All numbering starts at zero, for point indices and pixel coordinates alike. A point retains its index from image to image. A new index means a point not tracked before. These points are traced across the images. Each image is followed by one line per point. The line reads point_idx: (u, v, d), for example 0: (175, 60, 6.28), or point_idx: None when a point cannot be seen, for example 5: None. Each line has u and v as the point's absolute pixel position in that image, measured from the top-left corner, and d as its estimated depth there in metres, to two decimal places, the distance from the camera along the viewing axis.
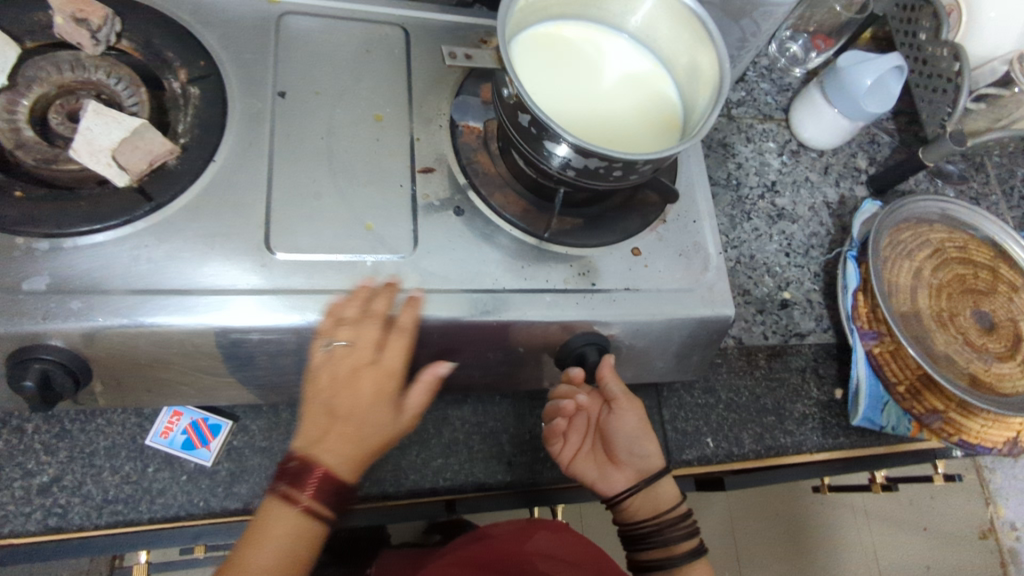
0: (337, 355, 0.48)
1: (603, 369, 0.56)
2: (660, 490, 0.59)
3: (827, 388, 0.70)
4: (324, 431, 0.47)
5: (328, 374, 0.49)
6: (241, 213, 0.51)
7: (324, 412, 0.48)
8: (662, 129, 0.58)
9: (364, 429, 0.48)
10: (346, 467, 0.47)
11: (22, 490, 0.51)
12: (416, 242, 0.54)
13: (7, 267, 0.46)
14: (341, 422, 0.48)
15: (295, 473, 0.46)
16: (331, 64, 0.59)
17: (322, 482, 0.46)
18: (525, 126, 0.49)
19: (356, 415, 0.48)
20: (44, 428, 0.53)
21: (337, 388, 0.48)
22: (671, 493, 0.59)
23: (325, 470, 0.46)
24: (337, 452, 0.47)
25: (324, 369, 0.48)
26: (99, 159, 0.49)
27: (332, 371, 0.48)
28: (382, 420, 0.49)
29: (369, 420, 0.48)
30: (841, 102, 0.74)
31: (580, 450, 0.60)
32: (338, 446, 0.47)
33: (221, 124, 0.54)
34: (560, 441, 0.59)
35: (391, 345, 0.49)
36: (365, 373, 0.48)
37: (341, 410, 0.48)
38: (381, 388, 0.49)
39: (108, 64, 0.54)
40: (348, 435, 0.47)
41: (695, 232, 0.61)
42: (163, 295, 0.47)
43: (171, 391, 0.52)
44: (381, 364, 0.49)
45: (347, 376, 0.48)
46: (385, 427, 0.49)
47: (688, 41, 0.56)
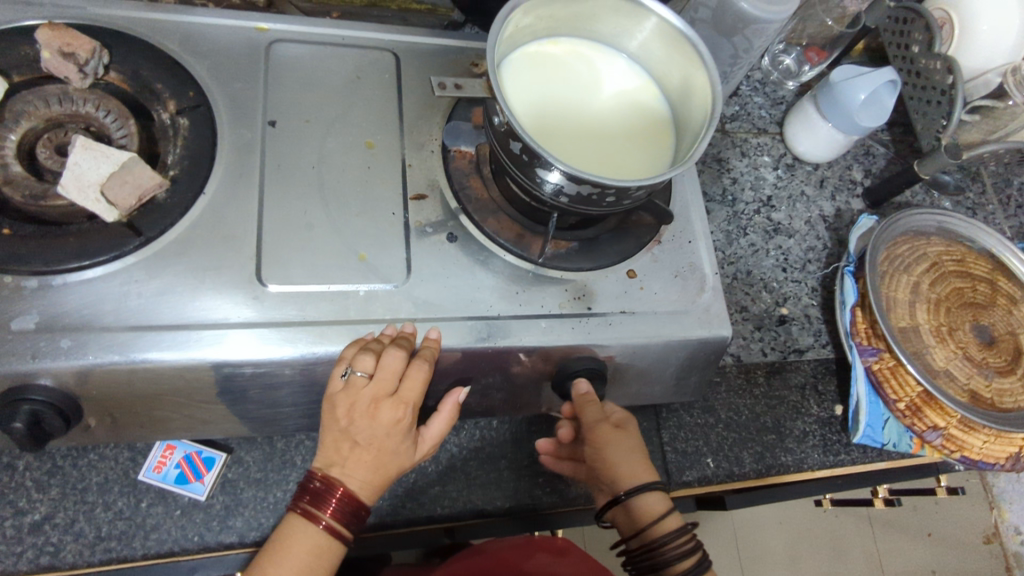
0: (355, 384, 0.47)
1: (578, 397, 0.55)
2: (641, 507, 0.53)
3: (827, 404, 0.70)
4: (344, 457, 0.47)
5: (346, 403, 0.47)
6: (232, 245, 0.51)
7: (342, 439, 0.47)
8: (654, 149, 0.57)
9: (384, 458, 0.48)
10: (366, 492, 0.48)
11: (13, 530, 0.51)
12: (409, 270, 0.53)
13: None
14: (361, 449, 0.47)
15: (317, 492, 0.47)
16: (321, 91, 0.58)
17: (346, 505, 0.47)
18: (516, 153, 0.48)
19: (375, 443, 0.47)
20: (36, 465, 0.53)
21: (355, 417, 0.47)
22: (655, 508, 0.53)
23: (347, 493, 0.47)
24: (359, 478, 0.47)
25: (342, 398, 0.47)
26: (87, 193, 0.48)
27: (350, 401, 0.47)
28: (403, 449, 0.49)
29: (389, 449, 0.48)
30: (835, 116, 0.73)
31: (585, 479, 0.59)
32: (360, 473, 0.47)
33: (211, 155, 0.53)
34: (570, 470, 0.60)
35: (412, 377, 0.48)
36: (384, 403, 0.47)
37: (361, 438, 0.47)
38: (399, 418, 0.48)
39: (97, 96, 0.53)
40: (370, 462, 0.47)
41: (690, 252, 0.61)
42: (154, 331, 0.47)
43: (163, 426, 0.52)
44: (401, 395, 0.48)
45: (367, 405, 0.47)
46: (404, 456, 0.49)
47: (680, 61, 0.55)
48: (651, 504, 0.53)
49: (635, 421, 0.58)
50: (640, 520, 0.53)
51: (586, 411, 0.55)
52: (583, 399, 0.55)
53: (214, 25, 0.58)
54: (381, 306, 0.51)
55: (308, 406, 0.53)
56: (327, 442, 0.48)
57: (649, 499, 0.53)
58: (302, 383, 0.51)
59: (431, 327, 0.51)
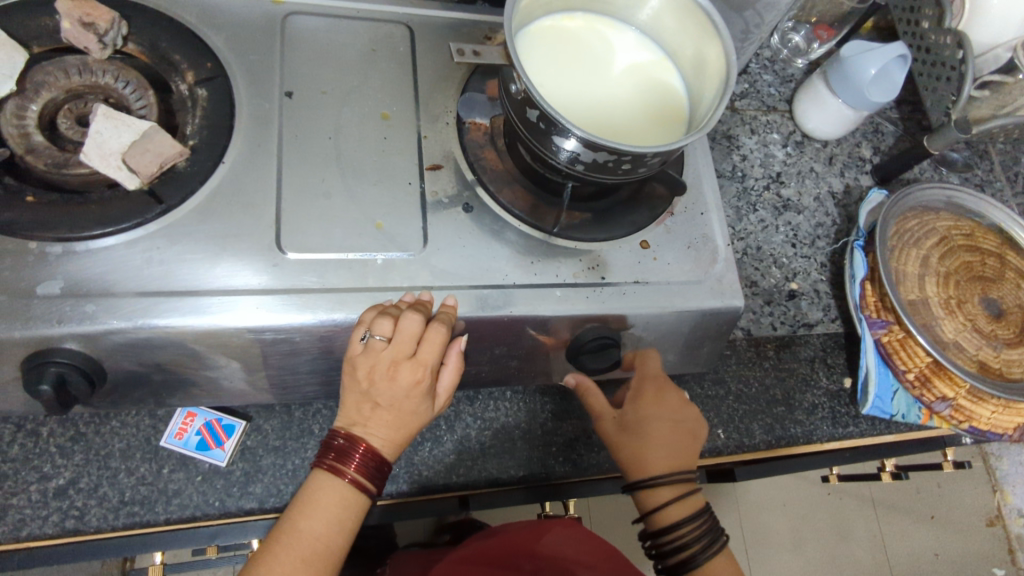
0: (374, 348, 0.48)
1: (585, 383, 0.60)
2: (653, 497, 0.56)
3: (836, 377, 0.71)
4: (366, 417, 0.49)
5: (366, 366, 0.48)
6: (251, 213, 0.51)
7: (363, 400, 0.49)
8: (667, 121, 0.58)
9: (405, 417, 0.49)
10: (388, 447, 0.50)
11: (38, 494, 0.51)
12: (425, 240, 0.54)
13: (21, 272, 0.46)
14: (382, 410, 0.49)
15: (341, 448, 0.48)
16: (339, 64, 0.59)
17: (370, 460, 0.48)
18: (532, 121, 0.49)
19: (396, 403, 0.49)
20: (59, 431, 0.54)
21: (375, 379, 0.48)
22: (665, 499, 0.55)
23: (370, 449, 0.49)
24: (381, 436, 0.49)
25: (362, 362, 0.48)
26: (110, 162, 0.49)
27: (369, 364, 0.48)
28: (423, 409, 0.50)
29: (408, 409, 0.49)
30: (846, 93, 0.73)
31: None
32: (383, 431, 0.49)
33: (229, 126, 0.54)
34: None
35: (430, 340, 0.48)
36: (405, 367, 0.48)
37: (382, 399, 0.48)
38: (418, 380, 0.49)
39: (115, 67, 0.54)
40: (391, 421, 0.49)
41: (702, 223, 0.61)
42: (176, 297, 0.48)
43: (185, 392, 0.53)
44: (419, 357, 0.48)
45: (386, 368, 0.48)
46: (423, 415, 0.51)
47: (694, 32, 0.55)
48: (663, 494, 0.56)
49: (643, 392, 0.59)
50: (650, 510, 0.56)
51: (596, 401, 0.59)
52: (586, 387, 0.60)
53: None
54: (398, 274, 0.52)
55: (326, 373, 0.54)
56: (349, 402, 0.49)
57: (653, 493, 0.56)
58: (321, 350, 0.51)
59: (447, 294, 0.52)
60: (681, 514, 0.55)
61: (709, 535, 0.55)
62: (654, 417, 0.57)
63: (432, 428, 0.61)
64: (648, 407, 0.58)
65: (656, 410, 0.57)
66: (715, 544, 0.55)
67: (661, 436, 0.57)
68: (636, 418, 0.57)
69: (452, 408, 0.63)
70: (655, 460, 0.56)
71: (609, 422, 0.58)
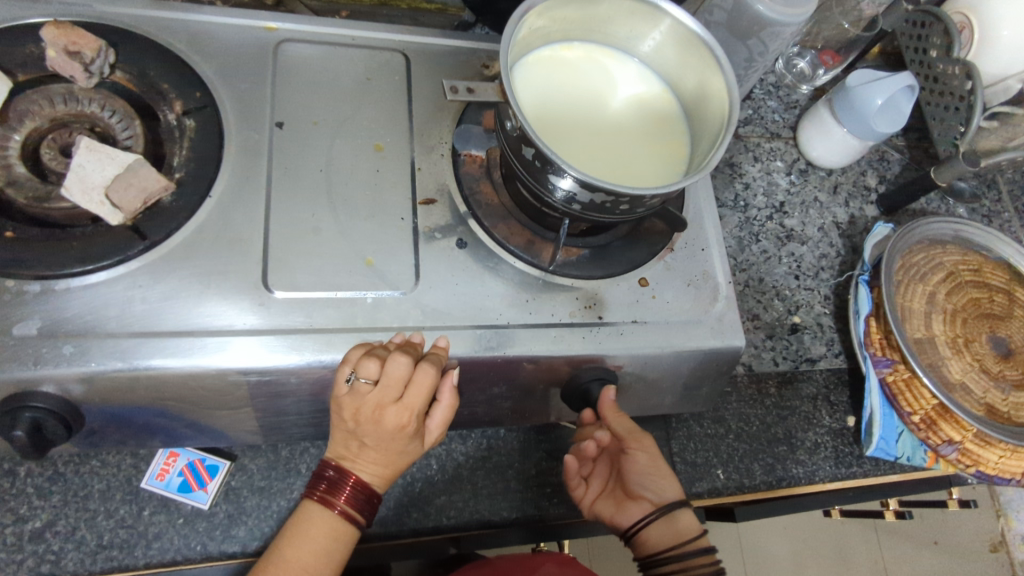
0: (359, 391, 0.46)
1: (604, 403, 0.54)
2: (682, 522, 0.55)
3: (840, 415, 0.69)
4: (355, 453, 0.48)
5: (352, 407, 0.47)
6: (238, 249, 0.50)
7: (350, 438, 0.48)
8: (669, 156, 0.56)
9: (393, 455, 0.48)
10: (378, 482, 0.49)
11: (13, 537, 0.50)
12: (417, 278, 0.52)
13: None
14: (369, 449, 0.48)
15: (332, 480, 0.48)
16: (332, 93, 0.57)
17: (360, 492, 0.48)
18: (528, 159, 0.48)
19: (382, 443, 0.47)
20: (37, 471, 0.52)
21: (361, 420, 0.47)
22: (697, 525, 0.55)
23: (360, 482, 0.48)
24: (369, 472, 0.48)
25: (347, 404, 0.46)
26: (93, 197, 0.48)
27: (355, 406, 0.47)
28: (412, 448, 0.49)
29: (395, 449, 0.48)
30: (850, 121, 0.72)
31: (603, 492, 0.59)
32: (370, 468, 0.48)
33: (216, 157, 0.52)
34: (583, 483, 0.59)
35: (417, 382, 0.47)
36: (391, 410, 0.47)
37: (368, 439, 0.47)
38: (405, 422, 0.47)
39: (102, 96, 0.53)
40: (379, 459, 0.48)
41: (703, 260, 0.60)
42: (159, 338, 0.46)
43: (168, 433, 0.51)
44: (405, 401, 0.47)
45: (371, 411, 0.46)
46: (412, 452, 0.49)
47: (697, 66, 0.54)
48: (691, 519, 0.56)
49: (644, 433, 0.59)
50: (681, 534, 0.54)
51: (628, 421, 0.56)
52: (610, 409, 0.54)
53: (222, 25, 0.57)
54: (388, 313, 0.50)
55: (313, 414, 0.52)
56: (336, 437, 0.48)
57: (688, 517, 0.55)
58: (308, 391, 0.50)
59: (438, 335, 0.50)
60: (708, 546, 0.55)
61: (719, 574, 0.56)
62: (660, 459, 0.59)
63: (423, 466, 0.60)
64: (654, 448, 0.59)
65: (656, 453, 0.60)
66: None
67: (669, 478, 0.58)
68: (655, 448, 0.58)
69: (444, 446, 0.61)
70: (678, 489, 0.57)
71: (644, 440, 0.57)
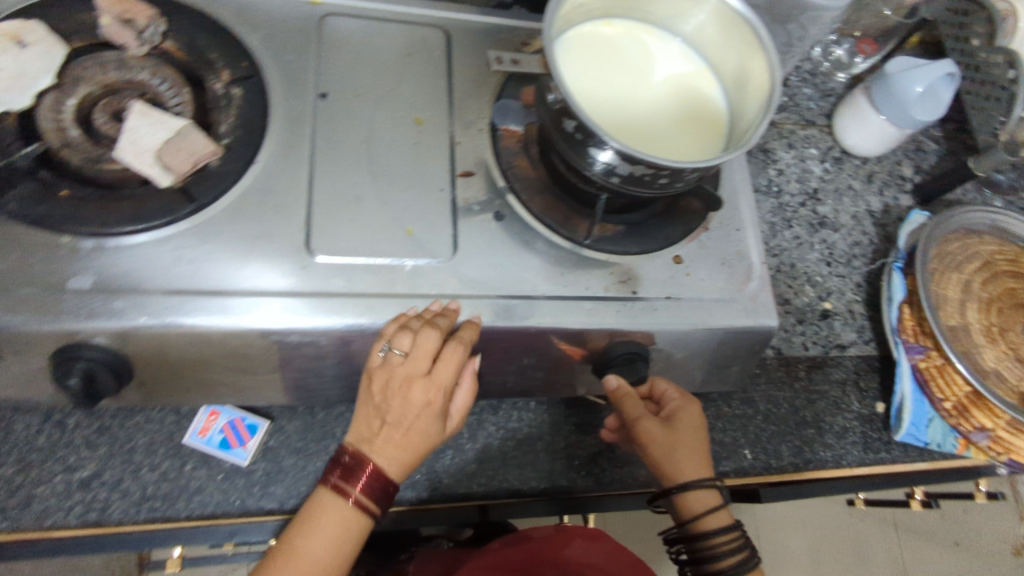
0: (391, 361, 0.47)
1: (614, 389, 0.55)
2: (690, 502, 0.55)
3: (869, 401, 0.69)
4: (376, 434, 0.48)
5: (381, 380, 0.48)
6: (283, 214, 0.51)
7: (374, 416, 0.48)
8: (707, 134, 0.57)
9: (414, 438, 0.48)
10: (396, 470, 0.48)
11: (63, 484, 0.52)
12: (455, 247, 0.53)
13: (49, 267, 0.46)
14: (391, 429, 0.47)
15: (348, 466, 0.47)
16: (375, 67, 0.58)
17: (375, 481, 0.47)
18: (569, 132, 0.48)
19: (405, 423, 0.47)
20: (85, 424, 0.54)
21: (388, 394, 0.47)
22: (707, 505, 0.55)
23: (377, 469, 0.47)
24: (387, 457, 0.47)
25: (379, 374, 0.48)
26: (143, 159, 0.49)
27: (385, 377, 0.47)
28: (433, 432, 0.49)
29: (418, 430, 0.48)
30: (888, 108, 0.71)
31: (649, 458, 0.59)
32: (389, 453, 0.47)
33: (263, 126, 0.53)
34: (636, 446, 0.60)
35: (446, 358, 0.48)
36: (419, 385, 0.47)
37: (391, 417, 0.47)
38: (430, 400, 0.48)
39: (151, 64, 0.54)
40: (399, 443, 0.47)
41: (738, 240, 0.60)
42: (198, 296, 0.47)
43: (211, 391, 0.53)
44: (434, 377, 0.48)
45: (399, 384, 0.47)
46: (434, 437, 0.49)
47: (737, 46, 0.54)
48: (698, 501, 0.55)
49: (683, 404, 0.57)
50: (688, 514, 0.55)
51: (626, 409, 0.55)
52: (618, 395, 0.56)
53: None
54: (427, 280, 0.51)
55: (351, 378, 0.54)
56: (360, 416, 0.49)
57: (694, 498, 0.55)
58: (346, 353, 0.51)
59: (476, 303, 0.51)
60: (721, 524, 0.55)
61: (745, 548, 0.54)
62: (695, 426, 0.57)
63: (455, 436, 0.61)
64: (689, 415, 0.57)
65: (695, 421, 0.57)
66: (751, 561, 0.54)
67: (699, 450, 0.56)
68: (680, 422, 0.56)
69: (475, 416, 0.62)
70: (698, 465, 0.55)
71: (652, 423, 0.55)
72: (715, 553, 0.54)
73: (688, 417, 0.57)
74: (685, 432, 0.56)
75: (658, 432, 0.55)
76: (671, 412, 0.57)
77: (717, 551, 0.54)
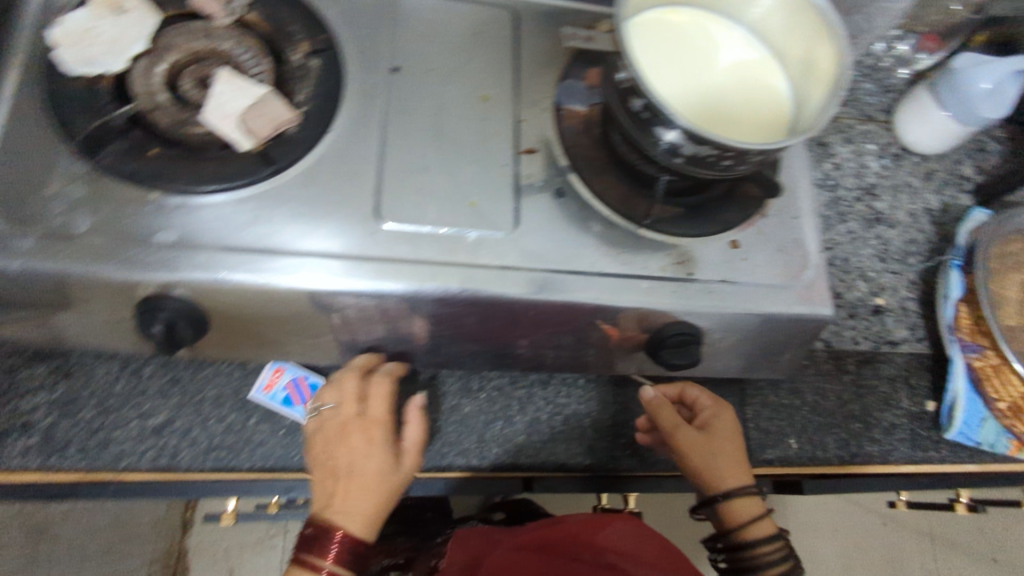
0: (325, 417, 0.55)
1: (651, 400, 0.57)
2: (733, 512, 0.56)
3: (919, 399, 0.68)
4: (334, 492, 0.53)
5: (324, 436, 0.55)
6: (354, 182, 0.53)
7: (329, 477, 0.54)
8: (771, 120, 0.57)
9: (368, 481, 0.53)
10: (360, 521, 0.53)
11: (138, 430, 0.56)
12: (517, 221, 0.54)
13: (127, 220, 0.49)
14: (346, 478, 0.53)
15: (315, 535, 0.52)
16: (445, 44, 0.60)
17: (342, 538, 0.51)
18: (635, 111, 0.49)
19: (356, 466, 0.53)
20: (159, 374, 0.58)
21: (333, 447, 0.54)
22: (749, 515, 0.56)
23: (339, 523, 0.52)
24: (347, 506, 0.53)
25: (320, 434, 0.55)
26: (227, 123, 0.52)
27: (326, 433, 0.55)
28: (386, 467, 0.54)
29: (370, 472, 0.53)
30: (953, 105, 0.70)
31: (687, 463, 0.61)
32: (349, 504, 0.53)
33: (338, 96, 0.56)
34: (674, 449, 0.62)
35: (376, 395, 0.54)
36: (355, 427, 0.54)
37: (342, 468, 0.54)
38: (371, 437, 0.54)
39: (237, 34, 0.56)
40: (355, 489, 0.53)
41: (795, 228, 0.60)
42: (242, 254, 0.49)
43: (278, 349, 0.56)
44: (368, 416, 0.54)
45: (339, 432, 0.54)
46: (389, 473, 0.54)
47: (807, 33, 0.55)
48: (742, 510, 0.56)
49: (717, 410, 0.59)
50: (733, 522, 0.56)
51: (662, 420, 0.57)
52: (655, 406, 0.57)
53: None
54: (489, 252, 0.53)
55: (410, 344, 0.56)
56: (320, 488, 0.54)
57: (738, 506, 0.56)
58: (406, 316, 0.53)
59: (536, 276, 0.53)
60: (765, 532, 0.56)
61: (790, 559, 0.55)
62: (731, 429, 0.58)
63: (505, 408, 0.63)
64: (724, 420, 0.58)
65: (731, 426, 0.58)
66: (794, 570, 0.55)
67: (739, 456, 0.57)
68: (715, 429, 0.58)
69: (526, 390, 0.64)
70: (739, 471, 0.57)
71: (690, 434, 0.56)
72: (759, 563, 0.55)
73: (723, 423, 0.58)
74: (723, 440, 0.57)
75: (697, 440, 0.56)
76: (707, 419, 0.58)
77: (764, 558, 0.55)
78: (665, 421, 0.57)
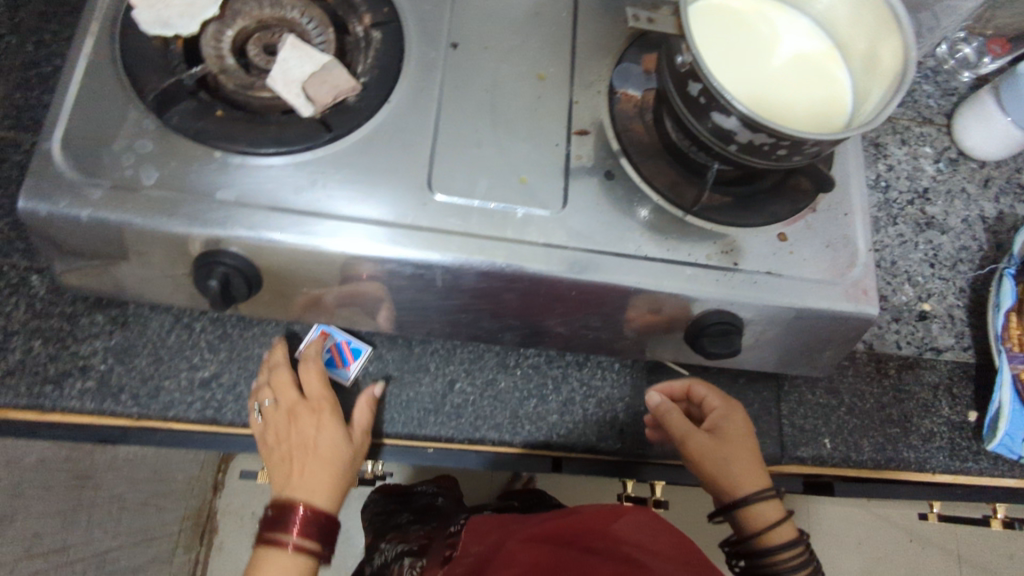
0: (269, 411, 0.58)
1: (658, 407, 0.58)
2: (752, 518, 0.55)
3: (961, 409, 0.67)
4: (293, 474, 0.57)
5: (273, 430, 0.58)
6: (408, 153, 0.54)
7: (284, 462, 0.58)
8: (828, 111, 0.56)
9: (323, 459, 0.57)
10: (321, 495, 0.57)
11: (186, 381, 0.59)
12: (564, 201, 0.55)
13: (189, 176, 0.50)
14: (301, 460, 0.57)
15: (278, 514, 0.56)
16: (503, 22, 0.61)
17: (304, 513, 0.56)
18: (693, 95, 0.49)
19: (309, 447, 0.57)
20: (210, 329, 0.61)
21: (282, 434, 0.58)
22: (768, 520, 0.55)
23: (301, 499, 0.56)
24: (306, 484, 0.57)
25: (267, 426, 0.58)
26: (291, 89, 0.53)
27: (274, 424, 0.58)
28: (337, 444, 0.58)
29: (323, 450, 0.57)
30: (1016, 110, 0.69)
31: None
32: (308, 481, 0.57)
33: (396, 68, 0.57)
34: None
35: (307, 379, 0.59)
36: (301, 410, 0.57)
37: (297, 451, 0.58)
38: (317, 416, 0.58)
39: (302, 4, 0.58)
40: (314, 468, 0.57)
41: (845, 225, 0.59)
42: (294, 214, 0.50)
43: (325, 312, 0.58)
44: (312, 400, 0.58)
45: (287, 420, 0.57)
46: (343, 451, 0.58)
47: (874, 22, 0.54)
48: (761, 515, 0.55)
49: (728, 412, 0.59)
50: (753, 527, 0.55)
51: (671, 425, 0.57)
52: (663, 412, 0.58)
53: None
54: (536, 229, 0.53)
55: (450, 316, 0.58)
56: (276, 473, 0.58)
57: (757, 511, 0.55)
58: (449, 287, 0.54)
59: (582, 255, 0.53)
60: (786, 537, 0.55)
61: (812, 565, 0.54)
62: (741, 429, 0.58)
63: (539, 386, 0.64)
64: (732, 420, 0.58)
65: (741, 426, 0.58)
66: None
67: (754, 458, 0.57)
68: (725, 430, 0.58)
69: (561, 370, 0.65)
70: (755, 473, 0.56)
71: (700, 439, 0.57)
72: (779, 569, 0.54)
73: (734, 424, 0.58)
74: (734, 442, 0.57)
75: (707, 444, 0.57)
76: (716, 422, 0.58)
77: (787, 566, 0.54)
78: (675, 428, 0.57)
